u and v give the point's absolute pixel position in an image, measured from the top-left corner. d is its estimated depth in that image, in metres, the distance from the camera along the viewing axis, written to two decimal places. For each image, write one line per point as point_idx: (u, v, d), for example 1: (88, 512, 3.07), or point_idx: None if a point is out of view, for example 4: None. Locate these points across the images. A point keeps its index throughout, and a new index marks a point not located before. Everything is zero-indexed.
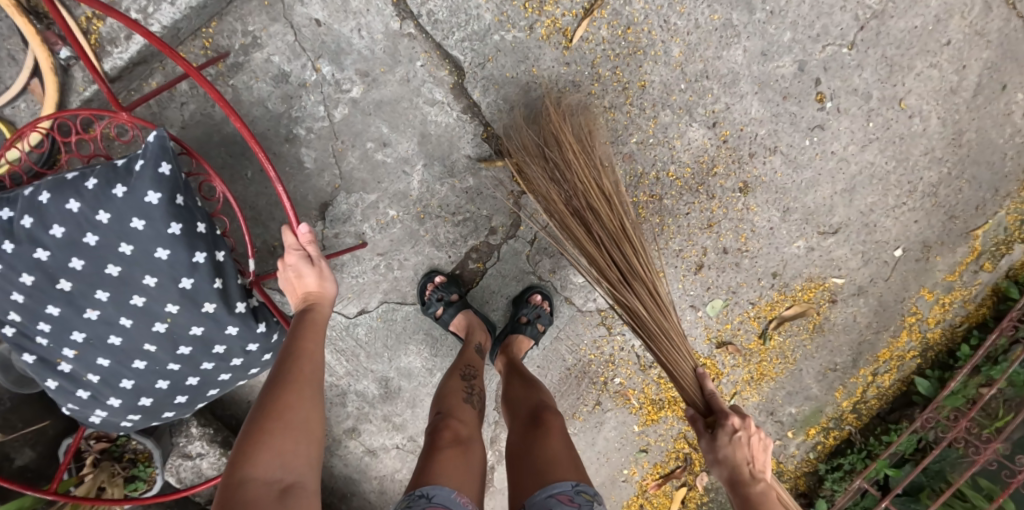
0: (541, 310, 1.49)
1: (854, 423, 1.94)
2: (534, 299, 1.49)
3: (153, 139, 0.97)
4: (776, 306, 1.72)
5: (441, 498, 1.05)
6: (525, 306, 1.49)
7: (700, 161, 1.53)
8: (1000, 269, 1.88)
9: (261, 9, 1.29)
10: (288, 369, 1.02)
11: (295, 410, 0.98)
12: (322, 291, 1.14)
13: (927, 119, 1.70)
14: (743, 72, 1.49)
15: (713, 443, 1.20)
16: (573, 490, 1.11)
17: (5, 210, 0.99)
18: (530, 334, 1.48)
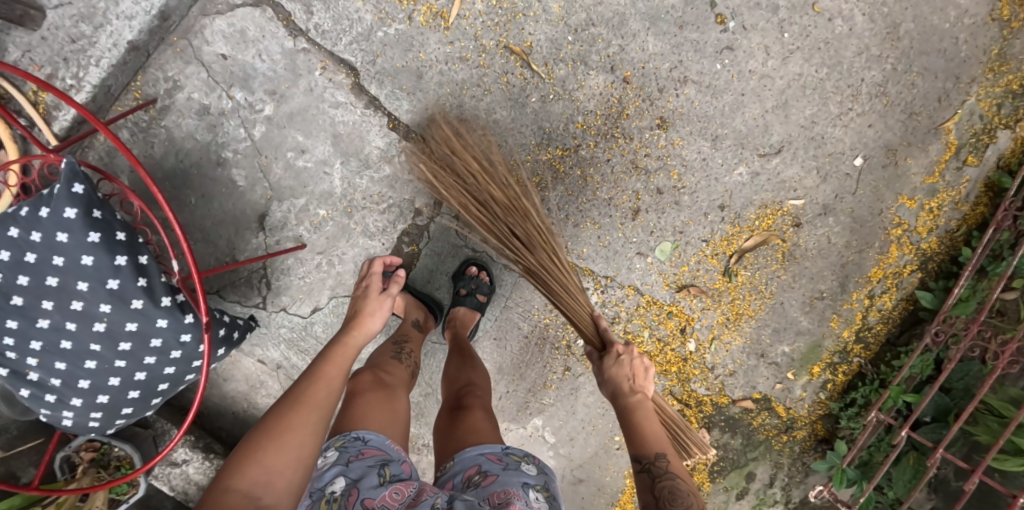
0: (479, 281, 1.54)
1: (863, 355, 1.80)
2: (470, 271, 1.54)
3: (64, 164, 1.06)
4: (734, 240, 1.68)
5: (376, 443, 1.14)
6: (462, 279, 1.54)
7: (609, 106, 1.54)
8: (987, 161, 1.72)
9: (175, 56, 1.47)
10: (302, 392, 1.12)
11: (294, 432, 1.05)
12: (368, 325, 1.31)
13: (850, 18, 1.64)
14: (629, 12, 1.51)
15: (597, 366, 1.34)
16: (502, 451, 1.15)
17: None
18: (472, 305, 1.51)
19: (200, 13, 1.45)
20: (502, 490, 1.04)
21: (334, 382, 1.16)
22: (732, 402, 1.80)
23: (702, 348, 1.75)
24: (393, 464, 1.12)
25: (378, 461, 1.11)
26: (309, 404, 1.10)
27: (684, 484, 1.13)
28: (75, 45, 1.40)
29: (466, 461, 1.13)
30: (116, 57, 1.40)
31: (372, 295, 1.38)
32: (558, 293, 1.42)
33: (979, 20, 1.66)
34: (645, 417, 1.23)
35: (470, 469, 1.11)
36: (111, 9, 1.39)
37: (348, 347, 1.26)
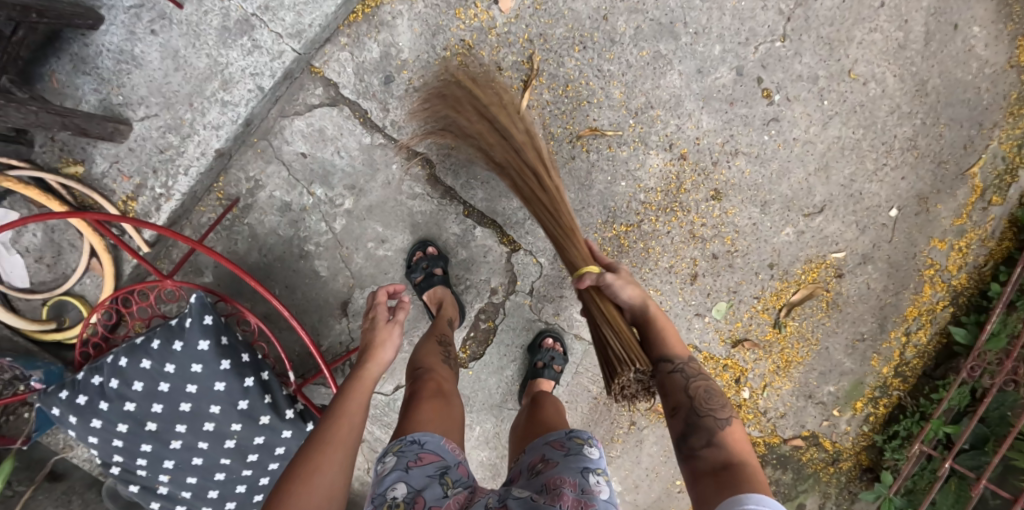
0: (554, 352, 1.61)
1: (902, 388, 1.94)
2: (546, 343, 1.62)
3: (196, 300, 1.14)
4: (782, 294, 1.79)
5: (432, 447, 1.10)
6: (539, 352, 1.62)
7: (668, 182, 1.64)
8: (1010, 199, 1.85)
9: (256, 157, 1.53)
10: (326, 428, 1.05)
11: (321, 471, 0.98)
12: (380, 356, 1.23)
13: (883, 81, 1.78)
14: (684, 93, 1.62)
15: (617, 278, 1.21)
16: (566, 434, 1.16)
17: (96, 377, 1.19)
18: (550, 377, 1.59)
19: (279, 115, 1.51)
20: (559, 478, 1.05)
21: (358, 415, 1.08)
22: (783, 441, 1.93)
23: (755, 395, 1.87)
24: (453, 470, 1.08)
25: (435, 469, 1.07)
26: (336, 442, 1.03)
27: (715, 383, 1.12)
28: (163, 156, 1.45)
29: (532, 450, 1.17)
30: (204, 165, 1.45)
31: (380, 325, 1.30)
32: (546, 206, 1.34)
33: (998, 69, 1.80)
34: (669, 324, 1.19)
35: (535, 456, 1.15)
36: (197, 119, 1.43)
37: (366, 379, 1.18)
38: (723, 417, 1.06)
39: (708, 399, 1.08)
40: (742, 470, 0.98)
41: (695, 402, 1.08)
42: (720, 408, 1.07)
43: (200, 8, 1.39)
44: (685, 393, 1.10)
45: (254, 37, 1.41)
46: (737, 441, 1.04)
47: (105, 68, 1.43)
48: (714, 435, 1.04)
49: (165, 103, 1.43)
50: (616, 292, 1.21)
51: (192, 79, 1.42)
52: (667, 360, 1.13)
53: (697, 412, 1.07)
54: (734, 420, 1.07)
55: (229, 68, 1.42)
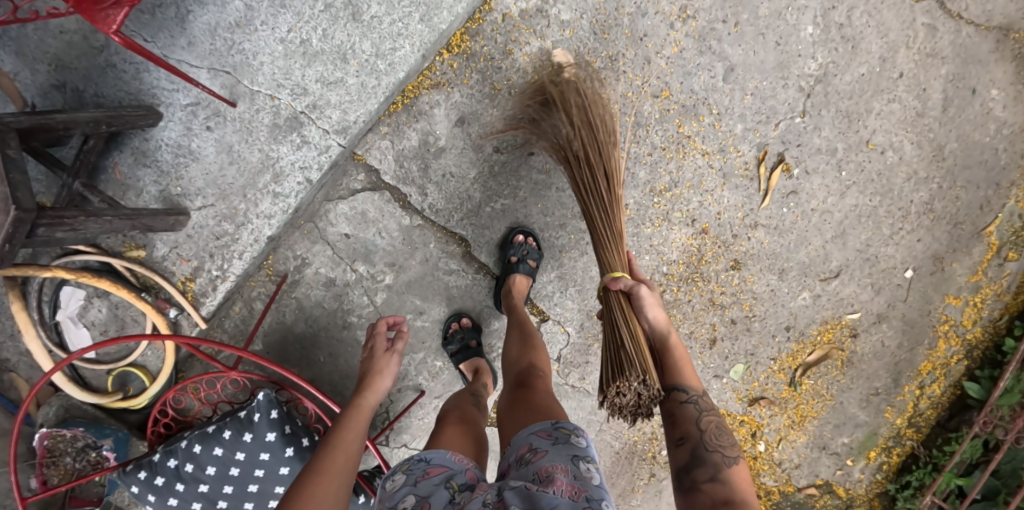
0: (528, 247, 1.61)
1: (914, 437, 2.05)
2: (518, 239, 1.61)
3: (263, 398, 1.36)
4: (799, 355, 1.88)
5: (439, 459, 1.11)
6: (512, 247, 1.61)
7: (689, 255, 1.74)
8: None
9: (303, 237, 1.63)
10: (320, 459, 1.11)
11: (318, 497, 1.04)
12: (378, 385, 1.33)
13: (900, 148, 1.88)
14: (707, 172, 1.71)
15: (649, 294, 1.28)
16: (551, 425, 1.13)
17: (171, 460, 1.38)
18: (525, 272, 1.59)
19: (324, 199, 1.61)
20: (549, 465, 1.04)
21: (355, 445, 1.16)
22: (798, 489, 2.02)
23: (771, 448, 1.96)
24: (458, 475, 1.10)
25: (443, 477, 1.09)
26: (331, 471, 1.09)
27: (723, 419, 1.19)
28: (219, 241, 1.56)
29: (518, 441, 1.14)
30: (257, 250, 1.57)
31: (379, 354, 1.41)
32: (601, 187, 1.41)
33: (1016, 129, 1.93)
34: (686, 355, 1.24)
35: (521, 449, 1.12)
36: (251, 209, 1.54)
37: (363, 407, 1.27)
38: (730, 455, 1.12)
39: (718, 436, 1.14)
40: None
41: (704, 436, 1.14)
42: (729, 447, 1.13)
43: (252, 106, 1.49)
44: (695, 424, 1.16)
45: (303, 133, 1.51)
46: (742, 481, 1.10)
47: (164, 161, 1.52)
48: (719, 471, 1.10)
49: (221, 194, 1.53)
50: (643, 308, 1.28)
51: (245, 172, 1.52)
52: (681, 390, 1.19)
53: (704, 447, 1.13)
54: (742, 460, 1.12)
55: (279, 162, 1.52)
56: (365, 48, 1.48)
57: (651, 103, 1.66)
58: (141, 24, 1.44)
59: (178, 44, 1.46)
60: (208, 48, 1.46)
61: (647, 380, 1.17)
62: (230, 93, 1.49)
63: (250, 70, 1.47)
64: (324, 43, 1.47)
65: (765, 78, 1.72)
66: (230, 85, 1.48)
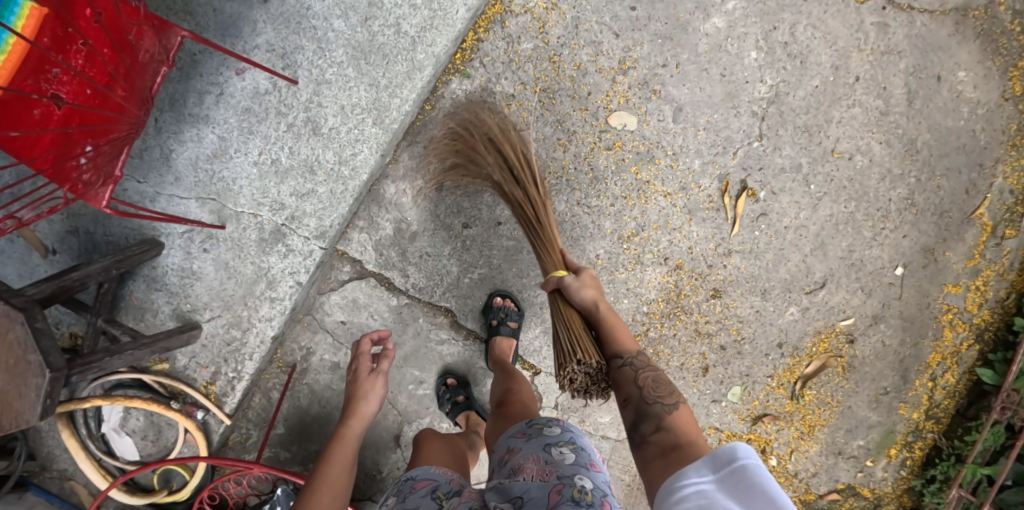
0: (506, 308, 1.72)
1: (935, 430, 2.03)
2: (497, 303, 1.73)
3: (281, 491, 1.74)
4: (796, 368, 1.91)
5: (425, 474, 1.26)
6: (491, 311, 1.72)
7: (667, 292, 1.81)
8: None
9: (304, 329, 1.78)
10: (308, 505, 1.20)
11: None
12: (364, 411, 1.39)
13: (868, 150, 1.89)
14: (672, 211, 1.78)
15: (573, 280, 1.40)
16: (526, 426, 1.29)
17: None
18: (507, 332, 1.70)
19: (318, 293, 1.76)
20: (523, 459, 1.19)
21: (341, 480, 1.26)
22: (819, 496, 2.05)
23: (784, 460, 1.99)
24: (443, 484, 1.24)
25: (429, 489, 1.22)
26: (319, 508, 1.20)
27: (662, 374, 1.27)
28: (230, 347, 1.72)
29: (500, 446, 1.29)
30: (264, 349, 1.72)
31: (364, 377, 1.46)
32: (531, 224, 1.54)
33: (992, 107, 1.90)
34: (622, 323, 1.35)
35: (502, 452, 1.27)
36: (253, 315, 1.70)
37: (349, 436, 1.35)
38: (669, 403, 1.20)
39: (655, 388, 1.22)
40: (689, 452, 1.08)
41: (643, 392, 1.22)
42: (668, 397, 1.21)
43: (239, 226, 1.65)
44: (633, 384, 1.24)
45: (287, 243, 1.66)
46: (684, 423, 1.16)
47: (172, 283, 1.68)
48: (662, 421, 1.17)
49: (225, 304, 1.69)
50: (575, 292, 1.39)
51: (243, 284, 1.68)
52: (619, 357, 1.29)
53: (646, 401, 1.21)
54: (679, 406, 1.20)
55: (271, 271, 1.67)
56: (329, 157, 1.62)
57: (606, 156, 1.74)
58: (133, 169, 1.62)
59: (167, 181, 1.62)
60: (192, 180, 1.62)
61: (585, 359, 1.30)
62: (219, 217, 1.64)
63: (232, 195, 1.63)
64: (292, 159, 1.62)
65: (715, 111, 1.77)
66: (217, 209, 1.64)
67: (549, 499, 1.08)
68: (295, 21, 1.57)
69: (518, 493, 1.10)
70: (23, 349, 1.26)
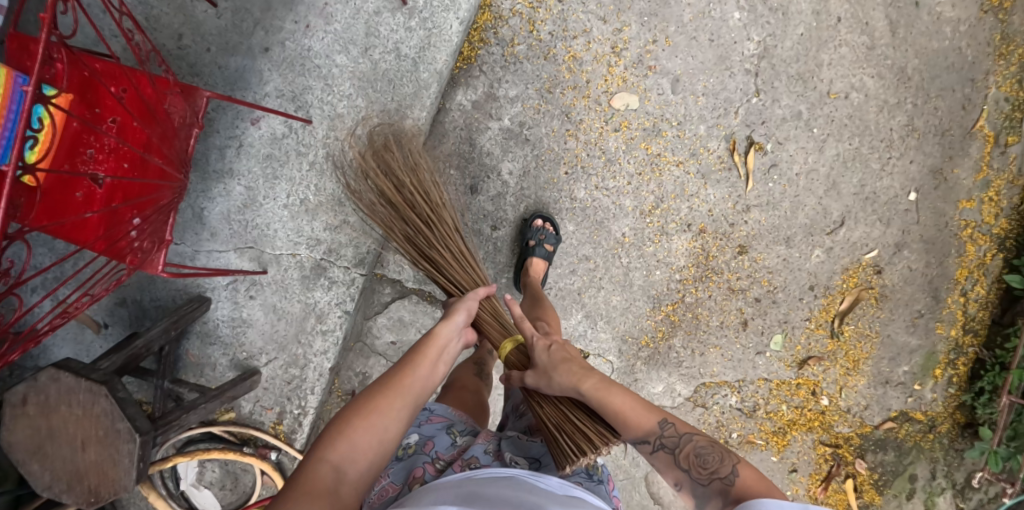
0: (545, 230, 1.72)
1: (975, 343, 2.09)
2: (537, 224, 1.73)
3: None
4: (831, 307, 1.97)
5: (442, 413, 1.44)
6: (530, 232, 1.73)
7: (697, 257, 1.87)
8: None
9: (357, 356, 1.84)
10: (393, 384, 1.14)
11: (382, 414, 1.09)
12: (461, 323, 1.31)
13: (862, 86, 1.94)
14: (686, 179, 1.83)
15: (538, 379, 1.28)
16: None
17: None
18: (542, 255, 1.71)
19: (364, 319, 1.82)
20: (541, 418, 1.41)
21: (425, 378, 1.18)
22: (875, 427, 2.09)
23: (835, 399, 2.03)
24: (458, 425, 1.42)
25: (444, 425, 1.40)
26: (396, 393, 1.13)
27: (700, 436, 1.15)
28: (291, 385, 1.77)
29: (517, 394, 1.54)
30: (324, 381, 1.78)
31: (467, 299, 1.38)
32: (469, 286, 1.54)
33: (971, 22, 1.96)
34: (622, 395, 1.20)
35: (518, 400, 1.52)
36: (308, 351, 1.75)
37: (445, 337, 1.27)
38: (725, 475, 1.10)
39: (703, 465, 1.12)
40: None
41: (692, 473, 1.13)
42: (721, 466, 1.11)
43: (280, 268, 1.71)
44: (676, 465, 1.15)
45: (329, 276, 1.72)
46: (753, 487, 1.06)
47: (225, 335, 1.74)
48: (726, 498, 1.08)
49: (280, 345, 1.75)
50: (551, 382, 1.26)
51: (293, 322, 1.73)
52: (644, 442, 1.17)
53: (699, 481, 1.12)
54: (738, 471, 1.10)
55: (318, 305, 1.73)
56: None
57: (615, 138, 1.79)
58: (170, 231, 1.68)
59: (204, 238, 1.69)
60: (228, 232, 1.68)
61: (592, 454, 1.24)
62: (259, 263, 1.70)
63: (269, 239, 1.69)
64: (319, 196, 1.68)
65: (711, 76, 1.83)
66: (256, 256, 1.70)
67: (563, 467, 1.25)
68: (299, 64, 1.63)
69: (535, 452, 1.28)
70: (111, 418, 1.32)
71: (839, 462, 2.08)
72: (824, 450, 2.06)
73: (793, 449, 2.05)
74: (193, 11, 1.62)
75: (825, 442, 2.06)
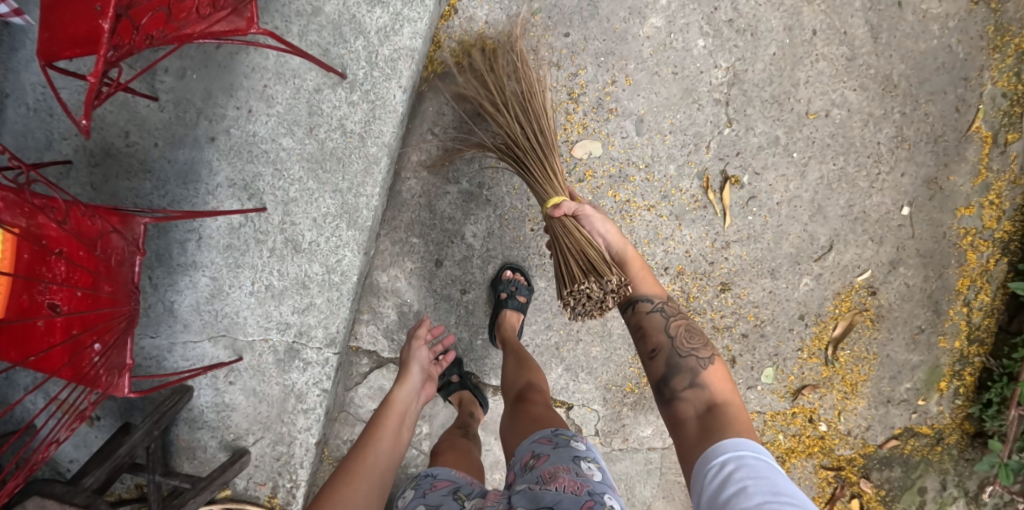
0: (517, 282, 1.71)
1: (982, 352, 1.99)
2: (507, 276, 1.72)
3: None
4: (823, 334, 1.91)
5: (445, 475, 1.32)
6: (501, 284, 1.71)
7: (676, 299, 1.83)
8: None
9: (343, 425, 1.85)
10: (355, 462, 1.26)
11: (350, 494, 1.19)
12: (409, 386, 1.46)
13: (844, 100, 1.82)
14: (659, 223, 1.78)
15: (595, 211, 1.44)
16: (552, 433, 1.30)
17: None
18: (515, 306, 1.69)
19: (346, 390, 1.83)
20: (553, 466, 1.19)
21: (386, 450, 1.31)
22: (879, 446, 2.03)
23: (834, 423, 1.99)
24: (464, 486, 1.30)
25: (449, 489, 1.28)
26: (361, 472, 1.24)
27: (695, 325, 1.34)
28: (280, 461, 1.79)
29: (522, 450, 1.29)
30: (312, 455, 1.79)
31: (415, 357, 1.52)
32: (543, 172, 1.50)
33: (961, 17, 1.82)
34: (645, 266, 1.42)
35: (526, 456, 1.27)
36: (292, 429, 1.76)
37: (397, 405, 1.41)
38: (704, 358, 1.27)
39: (688, 341, 1.30)
40: (723, 411, 1.18)
41: (676, 342, 1.30)
42: (703, 351, 1.28)
43: (255, 353, 1.71)
44: (665, 331, 1.32)
45: (303, 357, 1.72)
46: (716, 380, 1.25)
47: (211, 419, 1.75)
48: (695, 376, 1.25)
49: (264, 426, 1.76)
50: (591, 223, 1.43)
51: (274, 403, 1.74)
52: (647, 301, 1.36)
53: (679, 352, 1.29)
54: (714, 360, 1.27)
55: (297, 386, 1.74)
56: (317, 269, 1.66)
57: (581, 189, 1.75)
58: (143, 327, 1.68)
59: (177, 330, 1.69)
60: (200, 323, 1.69)
61: (602, 278, 1.37)
62: (234, 350, 1.71)
63: (240, 327, 1.69)
64: (284, 280, 1.67)
65: (677, 112, 1.74)
66: (230, 344, 1.70)
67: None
68: (246, 151, 1.60)
69: (548, 503, 1.10)
70: None
71: (842, 483, 2.04)
72: (826, 473, 2.03)
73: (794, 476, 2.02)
74: (135, 106, 1.58)
75: (827, 466, 2.02)
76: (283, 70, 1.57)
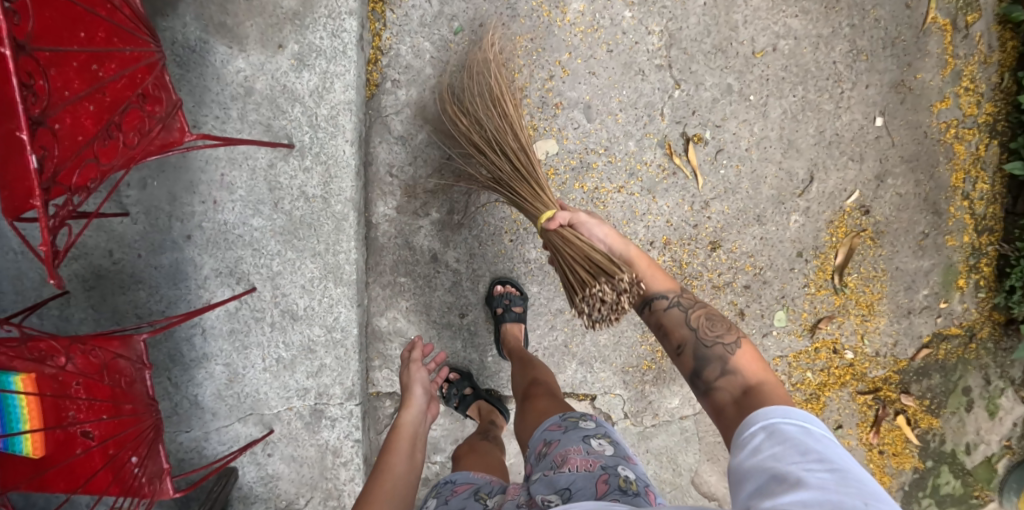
0: (509, 294, 1.75)
1: (993, 240, 1.93)
2: (498, 290, 1.76)
3: None
4: (826, 265, 1.89)
5: (464, 479, 1.33)
6: (494, 299, 1.75)
7: (669, 270, 1.83)
8: (984, 9, 1.82)
9: None
10: (372, 486, 1.26)
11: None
12: (414, 406, 1.47)
13: (788, 31, 1.78)
14: (632, 201, 1.78)
15: (589, 217, 1.38)
16: (561, 419, 1.33)
17: None
18: (513, 317, 1.73)
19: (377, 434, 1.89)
20: (564, 450, 1.21)
21: (402, 469, 1.31)
22: (911, 359, 1.99)
23: (859, 348, 1.97)
24: (484, 485, 1.31)
25: (471, 492, 1.29)
26: (380, 493, 1.24)
27: (715, 310, 1.26)
28: None
29: (536, 440, 1.31)
30: None
31: (414, 378, 1.53)
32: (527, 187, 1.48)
33: None
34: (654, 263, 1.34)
35: (540, 445, 1.29)
36: (337, 482, 1.83)
37: (406, 425, 1.42)
38: (729, 342, 1.19)
39: (711, 328, 1.21)
40: (761, 392, 1.09)
41: (699, 333, 1.22)
42: (726, 334, 1.21)
43: (284, 423, 1.78)
44: (686, 324, 1.24)
45: (328, 415, 1.79)
46: (748, 361, 1.17)
47: (260, 492, 1.81)
48: (725, 363, 1.17)
49: (310, 485, 1.82)
50: (589, 230, 1.37)
51: (314, 463, 1.81)
52: (662, 297, 1.27)
53: (704, 344, 1.20)
54: (741, 343, 1.19)
55: (330, 442, 1.80)
56: (319, 332, 1.73)
57: None
58: (174, 424, 1.75)
59: (207, 419, 1.75)
60: (226, 408, 1.75)
61: (613, 278, 1.27)
62: (264, 424, 1.78)
63: (263, 402, 1.76)
64: (290, 349, 1.73)
65: (623, 88, 1.74)
66: (259, 419, 1.77)
67: (596, 489, 1.10)
68: (222, 240, 1.65)
69: (565, 485, 1.12)
70: None
71: (883, 403, 2.00)
72: (864, 397, 2.00)
73: (832, 407, 2.01)
74: (109, 225, 1.63)
75: (863, 390, 2.00)
76: (234, 154, 1.62)
